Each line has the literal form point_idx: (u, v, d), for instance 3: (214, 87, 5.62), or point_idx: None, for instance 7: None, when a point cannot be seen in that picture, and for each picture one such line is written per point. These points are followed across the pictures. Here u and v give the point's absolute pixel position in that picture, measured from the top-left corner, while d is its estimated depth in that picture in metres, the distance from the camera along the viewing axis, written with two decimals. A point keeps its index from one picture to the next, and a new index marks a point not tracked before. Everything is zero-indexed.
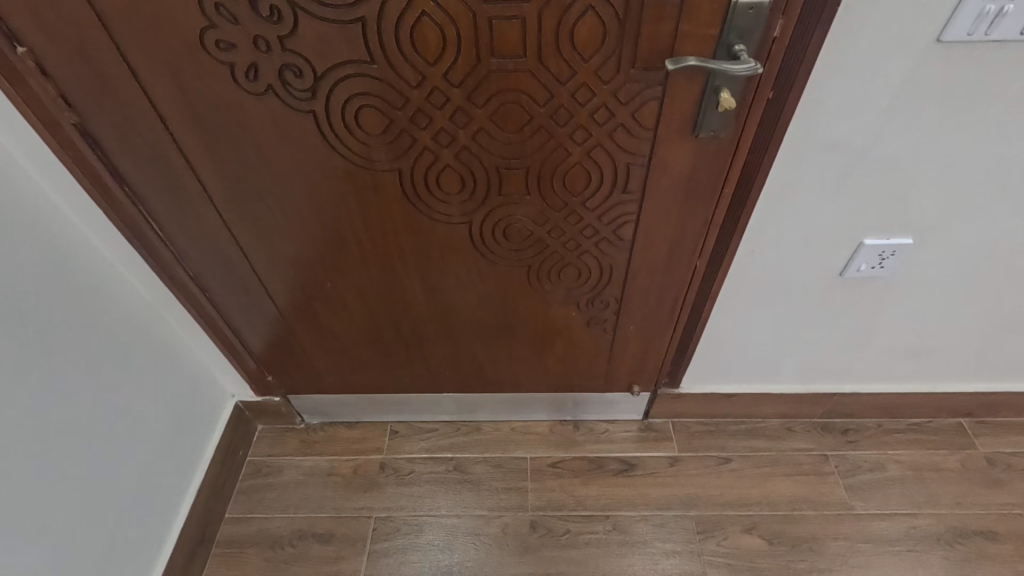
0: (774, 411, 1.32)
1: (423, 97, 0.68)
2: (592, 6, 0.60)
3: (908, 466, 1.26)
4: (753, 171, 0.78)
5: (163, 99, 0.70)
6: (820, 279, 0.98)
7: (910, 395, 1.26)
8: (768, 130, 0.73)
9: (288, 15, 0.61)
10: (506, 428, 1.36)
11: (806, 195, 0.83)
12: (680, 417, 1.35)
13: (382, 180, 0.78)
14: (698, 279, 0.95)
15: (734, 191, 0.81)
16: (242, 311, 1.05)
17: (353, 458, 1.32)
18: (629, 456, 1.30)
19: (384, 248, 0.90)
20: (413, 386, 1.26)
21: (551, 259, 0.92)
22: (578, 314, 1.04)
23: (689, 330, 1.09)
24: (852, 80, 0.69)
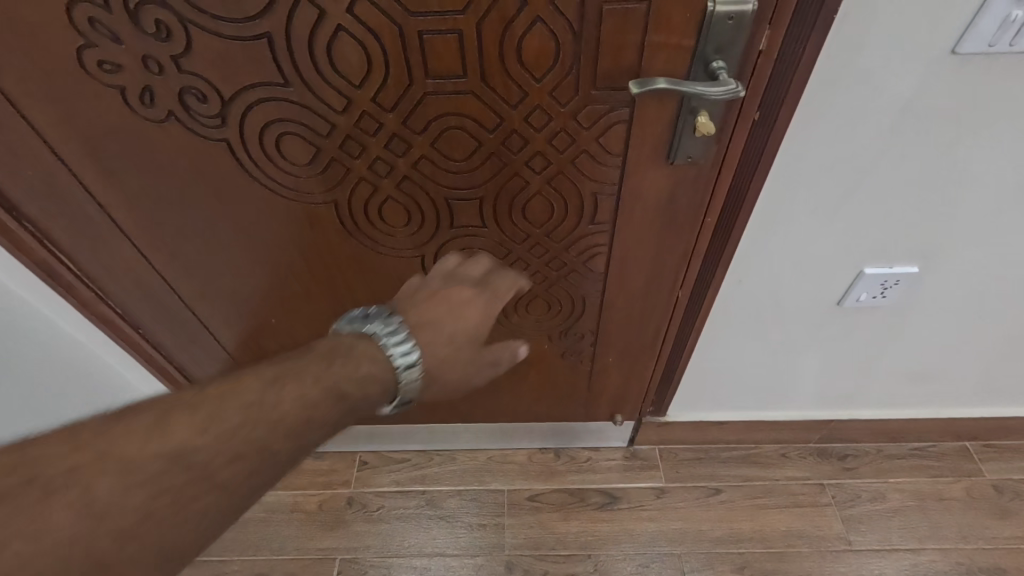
0: (767, 437, 1.23)
1: (352, 124, 0.59)
2: (539, 17, 0.50)
3: (910, 496, 1.18)
4: (739, 197, 0.69)
5: (50, 128, 0.60)
6: (816, 307, 0.89)
7: (913, 420, 1.17)
8: (755, 154, 0.63)
9: (178, 31, 0.51)
10: (482, 457, 1.28)
11: (800, 220, 0.74)
12: (667, 444, 1.26)
13: (316, 214, 0.69)
14: (681, 309, 0.86)
15: (718, 219, 0.72)
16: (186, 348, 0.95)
17: (318, 492, 1.24)
18: (612, 487, 1.22)
19: (328, 284, 0.80)
20: (380, 417, 1.17)
21: (517, 292, 0.83)
22: (551, 346, 0.95)
23: (674, 360, 1.00)
24: (852, 98, 0.60)
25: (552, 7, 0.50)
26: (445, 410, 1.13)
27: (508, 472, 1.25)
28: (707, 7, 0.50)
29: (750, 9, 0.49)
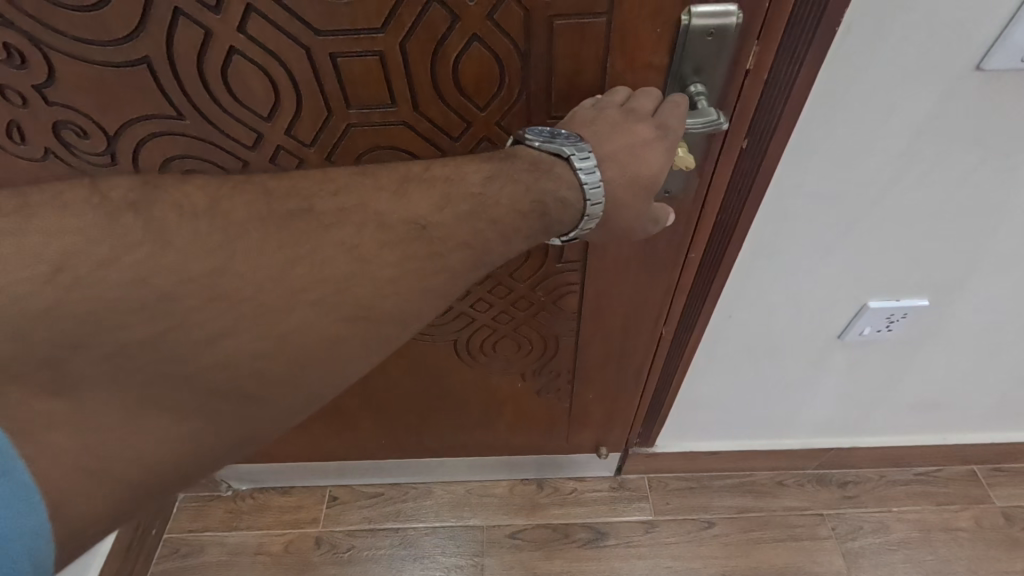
0: (763, 464, 1.15)
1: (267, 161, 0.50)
2: (476, 35, 0.43)
3: (915, 526, 1.10)
4: (727, 230, 0.60)
5: None
6: (815, 339, 0.81)
7: (918, 446, 1.10)
8: (742, 185, 0.55)
9: (36, 56, 0.41)
10: (460, 490, 1.19)
11: (795, 252, 0.66)
12: (657, 472, 1.18)
13: None
14: (666, 346, 0.78)
15: (703, 254, 0.63)
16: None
17: (285, 532, 1.16)
18: (599, 522, 1.14)
19: None
20: (347, 453, 1.09)
21: (482, 332, 0.75)
22: (524, 384, 0.86)
23: (660, 396, 0.92)
24: (853, 121, 0.52)
25: (489, 23, 0.42)
26: (417, 445, 1.04)
27: (488, 506, 1.17)
28: (681, 21, 0.42)
29: (733, 23, 0.41)
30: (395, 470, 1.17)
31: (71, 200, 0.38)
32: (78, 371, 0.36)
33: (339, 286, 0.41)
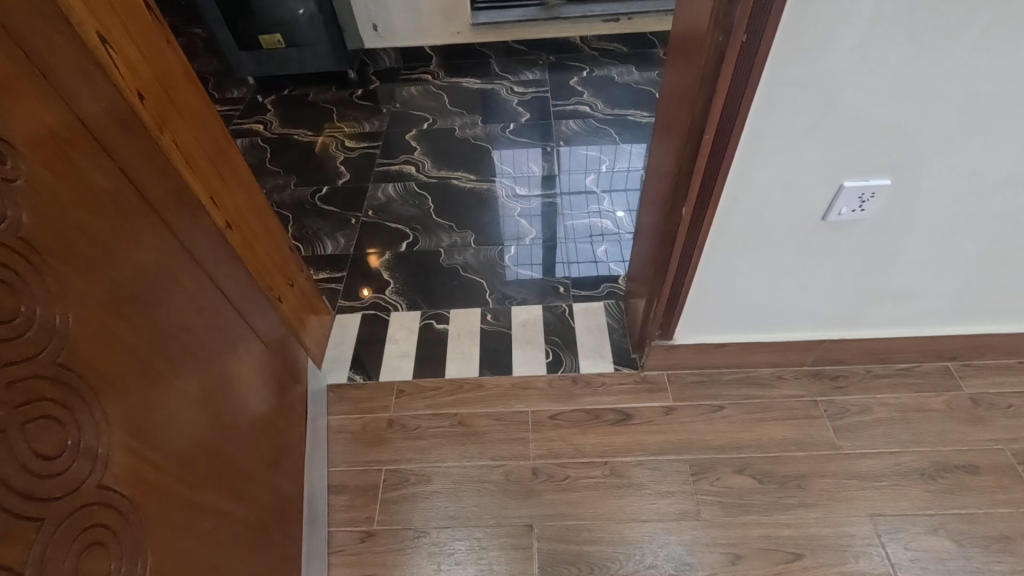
0: (764, 360, 1.36)
1: (185, 301, 0.84)
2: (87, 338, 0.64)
3: (894, 407, 1.30)
4: (716, 168, 0.87)
5: (81, 99, 0.69)
6: (802, 221, 0.99)
7: (895, 340, 1.30)
8: (732, 114, 0.79)
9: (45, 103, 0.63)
10: (508, 384, 1.43)
11: (777, 142, 0.85)
12: (674, 369, 1.40)
13: (194, 272, 0.88)
14: (675, 263, 1.07)
15: (700, 188, 0.91)
16: (259, 315, 1.10)
17: (361, 416, 1.39)
18: (625, 406, 1.36)
19: (222, 339, 0.93)
20: (295, 439, 1.17)
21: (272, 440, 1.06)
22: (296, 484, 1.12)
23: (676, 295, 1.16)
24: (815, 28, 0.71)
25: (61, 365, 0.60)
26: (294, 499, 1.09)
27: (505, 450, 1.30)
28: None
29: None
30: (315, 470, 1.24)
31: (196, 308, 0.87)
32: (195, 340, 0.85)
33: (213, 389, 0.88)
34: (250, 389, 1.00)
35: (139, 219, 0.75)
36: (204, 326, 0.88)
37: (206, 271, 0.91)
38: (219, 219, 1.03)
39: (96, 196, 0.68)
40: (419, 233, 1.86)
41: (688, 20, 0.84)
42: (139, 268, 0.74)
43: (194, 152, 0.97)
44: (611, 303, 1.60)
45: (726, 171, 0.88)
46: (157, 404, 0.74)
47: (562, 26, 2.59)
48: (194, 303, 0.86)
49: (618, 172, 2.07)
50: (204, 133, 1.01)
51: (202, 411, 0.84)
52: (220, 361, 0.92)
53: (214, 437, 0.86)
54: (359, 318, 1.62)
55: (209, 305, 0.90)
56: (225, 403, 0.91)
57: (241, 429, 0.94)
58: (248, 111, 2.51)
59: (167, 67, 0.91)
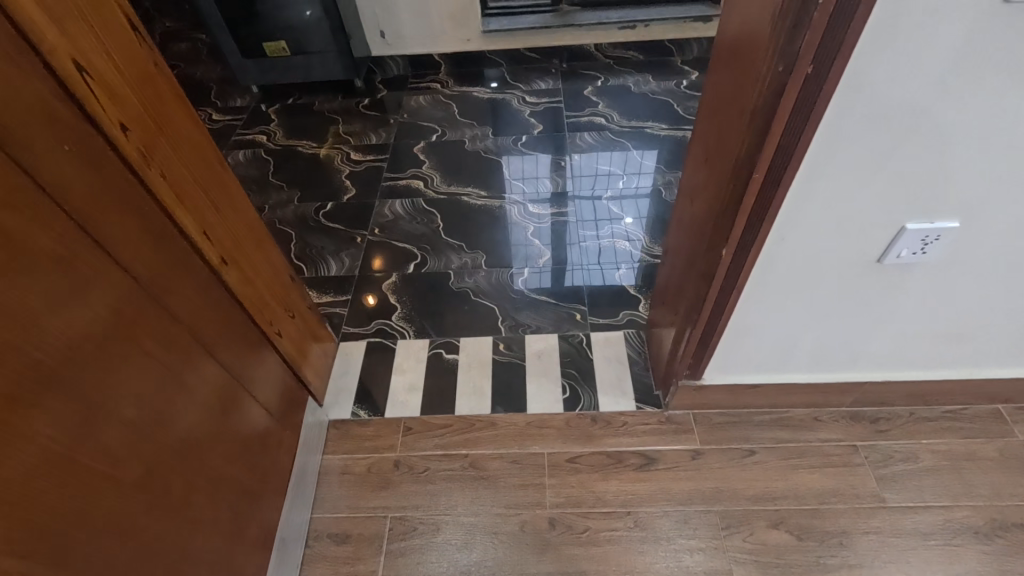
0: (799, 400, 1.27)
1: (146, 367, 0.73)
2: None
3: (943, 456, 1.20)
4: (765, 208, 0.78)
5: (29, 134, 0.60)
6: (855, 263, 0.89)
7: (944, 382, 1.20)
8: (788, 151, 0.70)
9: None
10: (523, 423, 1.33)
11: (836, 181, 0.75)
12: (701, 408, 1.30)
13: (165, 322, 0.78)
14: (710, 302, 0.98)
15: (745, 228, 0.82)
16: (238, 369, 0.98)
17: (365, 456, 1.31)
18: (649, 450, 1.26)
19: (194, 394, 0.83)
20: (270, 487, 1.07)
21: (240, 497, 0.96)
22: (261, 539, 1.02)
23: (709, 334, 1.07)
24: (893, 58, 0.61)
25: None
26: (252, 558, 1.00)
27: (519, 497, 1.21)
28: None
29: None
30: (296, 515, 1.16)
31: (162, 364, 0.76)
32: (158, 402, 0.75)
33: (171, 454, 0.78)
34: (218, 454, 0.89)
35: (89, 281, 0.65)
36: (171, 381, 0.78)
37: (178, 327, 0.81)
38: (213, 254, 0.95)
39: (24, 254, 0.58)
40: (427, 254, 1.77)
41: (737, 40, 0.74)
42: (79, 340, 0.63)
43: (182, 181, 0.87)
44: (632, 332, 1.50)
45: (774, 213, 0.79)
46: (76, 501, 0.63)
47: (576, 33, 2.50)
48: (159, 358, 0.76)
49: (636, 189, 1.96)
50: (194, 158, 0.91)
51: (143, 498, 0.72)
52: (189, 421, 0.82)
53: (160, 515, 0.76)
54: (365, 345, 1.54)
55: (176, 367, 0.80)
56: (186, 468, 0.81)
57: (195, 508, 0.83)
58: (251, 120, 2.44)
59: (152, 88, 0.82)
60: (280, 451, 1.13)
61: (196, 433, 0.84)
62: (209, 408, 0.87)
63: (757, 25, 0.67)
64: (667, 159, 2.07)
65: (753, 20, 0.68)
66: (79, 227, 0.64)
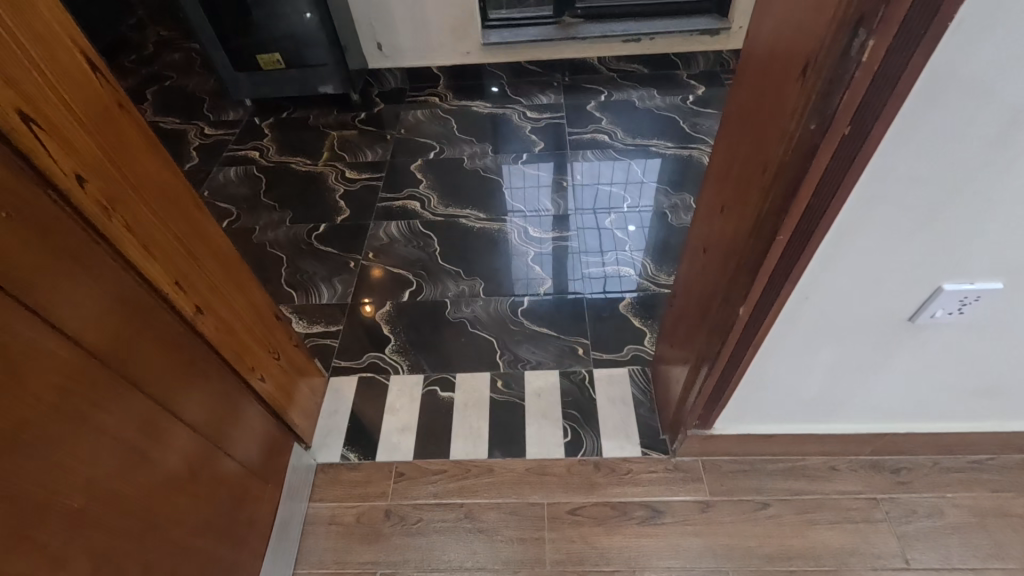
0: (815, 449, 1.19)
1: (94, 444, 0.67)
2: None
3: (970, 511, 1.13)
4: (788, 269, 0.71)
5: None
6: (884, 321, 0.82)
7: (971, 434, 1.12)
8: (817, 215, 0.63)
9: None
10: (521, 469, 1.26)
11: (868, 242, 0.68)
12: (711, 455, 1.23)
13: (119, 392, 0.71)
14: (724, 358, 0.91)
15: (765, 288, 0.74)
16: (209, 426, 0.92)
17: (354, 504, 1.24)
18: (655, 501, 1.19)
19: (151, 465, 0.77)
20: (240, 546, 1.01)
21: (204, 565, 0.90)
22: None
23: (722, 387, 1.00)
24: (941, 119, 0.54)
25: None
26: None
27: (517, 553, 1.14)
28: None
29: None
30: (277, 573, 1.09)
31: (113, 440, 0.70)
32: (105, 482, 0.69)
33: (120, 536, 0.72)
34: (178, 523, 0.83)
35: (22, 358, 0.59)
36: (124, 457, 0.72)
37: (136, 393, 0.75)
38: (185, 303, 0.88)
39: None
40: (423, 281, 1.70)
41: (757, 88, 0.67)
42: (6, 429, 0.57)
43: (151, 232, 0.81)
44: (637, 369, 1.43)
45: (798, 274, 0.71)
46: None
47: (579, 46, 2.43)
48: (110, 434, 0.70)
49: (641, 213, 1.88)
50: (166, 204, 0.85)
51: None
52: (144, 497, 0.76)
53: None
54: (356, 381, 1.46)
55: (132, 437, 0.74)
56: (137, 547, 0.75)
57: None
58: (244, 135, 2.37)
59: (119, 134, 0.75)
60: (258, 505, 1.07)
61: (153, 508, 0.77)
62: (170, 477, 0.81)
63: (784, 75, 0.59)
64: (673, 180, 1.99)
65: (779, 69, 0.60)
66: (12, 299, 0.59)
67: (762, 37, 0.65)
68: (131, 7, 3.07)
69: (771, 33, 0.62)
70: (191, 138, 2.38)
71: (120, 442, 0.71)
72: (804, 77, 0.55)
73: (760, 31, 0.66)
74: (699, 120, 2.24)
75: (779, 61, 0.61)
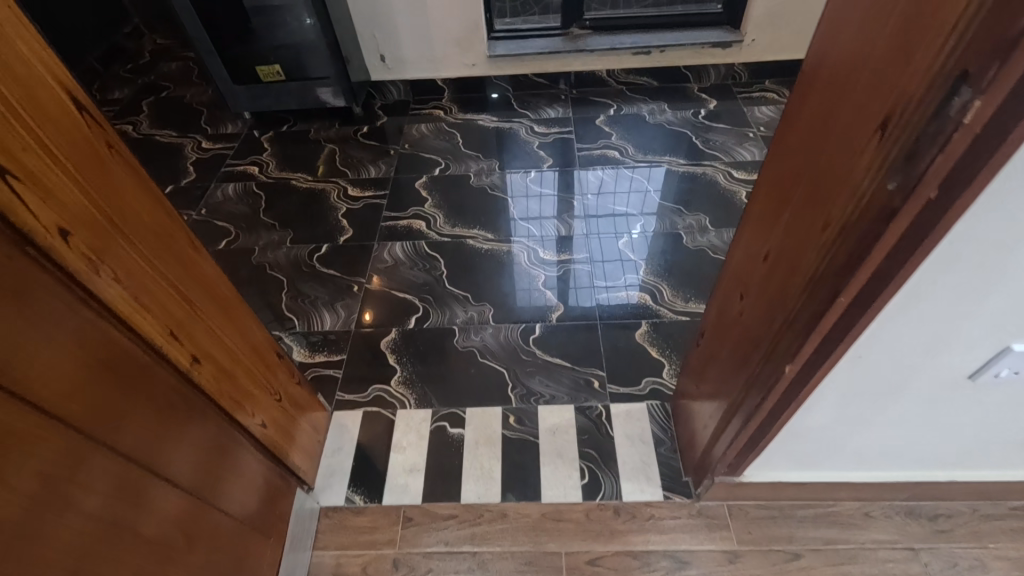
0: (849, 495, 1.13)
1: (74, 531, 0.60)
2: None
3: (1014, 564, 1.06)
4: (845, 333, 0.64)
5: None
6: (941, 378, 0.75)
7: (1016, 482, 1.06)
8: (885, 280, 0.56)
9: None
10: (537, 514, 1.20)
11: (940, 304, 0.61)
12: (737, 500, 1.16)
13: (102, 468, 0.64)
14: (763, 412, 0.84)
15: (817, 349, 0.68)
16: (202, 487, 0.85)
17: (360, 553, 1.17)
18: (680, 550, 1.12)
19: (136, 543, 0.69)
20: None
21: None
22: None
23: (756, 439, 0.93)
24: None
25: None
26: None
27: None
28: None
29: None
30: None
31: (95, 523, 0.63)
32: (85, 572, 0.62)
33: None
34: None
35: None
36: (106, 539, 0.64)
37: (122, 465, 0.67)
38: (178, 355, 0.80)
39: None
40: (430, 306, 1.63)
41: (813, 133, 0.61)
42: None
43: (142, 282, 0.74)
44: (656, 404, 1.36)
45: (855, 336, 0.64)
46: None
47: (587, 59, 2.36)
48: (92, 516, 0.62)
49: (654, 233, 1.80)
50: (159, 248, 0.77)
51: None
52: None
53: None
54: (361, 416, 1.39)
55: (117, 516, 0.66)
56: None
57: None
58: (243, 149, 2.30)
59: (107, 177, 0.68)
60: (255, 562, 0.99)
61: None
62: (159, 552, 0.74)
63: (852, 126, 0.53)
64: (687, 199, 1.92)
65: (845, 118, 0.54)
66: None
67: (819, 78, 0.59)
68: (128, 14, 3.00)
69: (833, 76, 0.56)
70: (187, 151, 2.31)
71: (101, 524, 0.64)
72: (884, 132, 0.48)
73: (817, 71, 0.59)
74: (712, 135, 2.17)
75: (844, 108, 0.54)
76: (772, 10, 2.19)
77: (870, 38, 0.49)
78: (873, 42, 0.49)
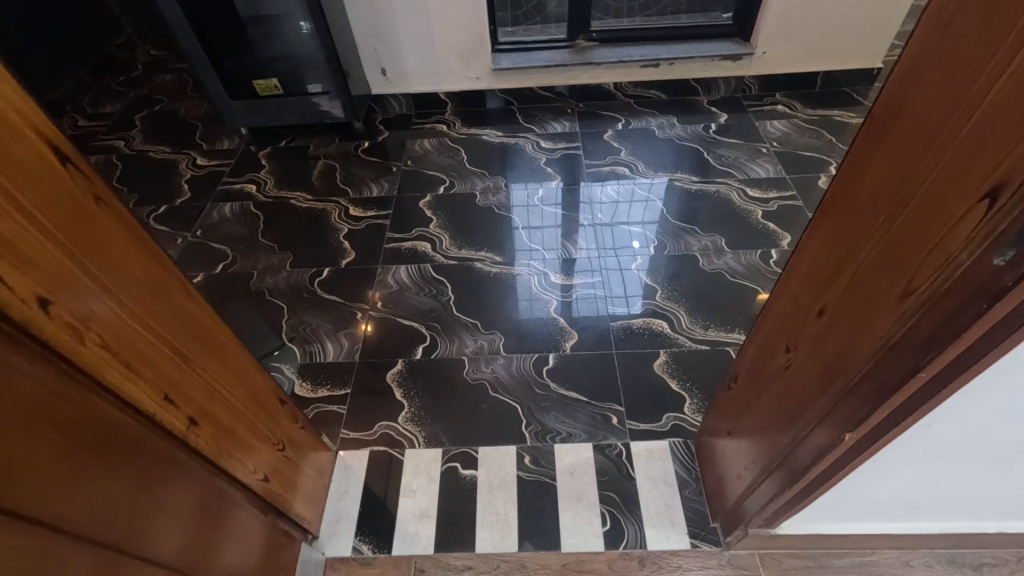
0: (889, 546, 1.06)
1: None
2: None
3: None
4: (917, 408, 0.57)
5: None
6: (1014, 446, 0.69)
7: None
8: (974, 360, 0.50)
9: None
10: (556, 565, 1.13)
11: None
12: (769, 549, 1.10)
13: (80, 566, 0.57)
14: (811, 476, 0.77)
15: (881, 420, 0.61)
16: (198, 561, 0.78)
17: None
18: None
19: None
20: None
21: None
22: None
23: (798, 499, 0.86)
24: None
25: None
26: None
27: None
28: None
29: None
30: None
31: None
32: None
33: None
34: None
35: None
36: None
37: (102, 557, 0.60)
38: (176, 420, 0.74)
39: None
40: (437, 335, 1.56)
41: (884, 186, 0.55)
42: None
43: (135, 346, 0.66)
44: (678, 442, 1.30)
45: (929, 409, 0.58)
46: None
47: (594, 71, 2.30)
48: None
49: (669, 255, 1.73)
50: (153, 306, 0.70)
51: None
52: None
53: None
54: (367, 456, 1.32)
55: None
56: None
57: None
58: (240, 166, 2.22)
59: (95, 236, 0.61)
60: None
61: None
62: None
63: (944, 189, 0.47)
64: (701, 219, 1.85)
65: (934, 178, 0.48)
66: None
67: (893, 129, 0.53)
68: (120, 24, 2.91)
69: (914, 129, 0.50)
70: (182, 169, 2.23)
71: None
72: (993, 202, 0.42)
73: (890, 120, 0.53)
74: (724, 151, 2.11)
75: (929, 165, 0.48)
76: (784, 22, 2.13)
77: (968, 91, 0.44)
78: (972, 96, 0.43)
